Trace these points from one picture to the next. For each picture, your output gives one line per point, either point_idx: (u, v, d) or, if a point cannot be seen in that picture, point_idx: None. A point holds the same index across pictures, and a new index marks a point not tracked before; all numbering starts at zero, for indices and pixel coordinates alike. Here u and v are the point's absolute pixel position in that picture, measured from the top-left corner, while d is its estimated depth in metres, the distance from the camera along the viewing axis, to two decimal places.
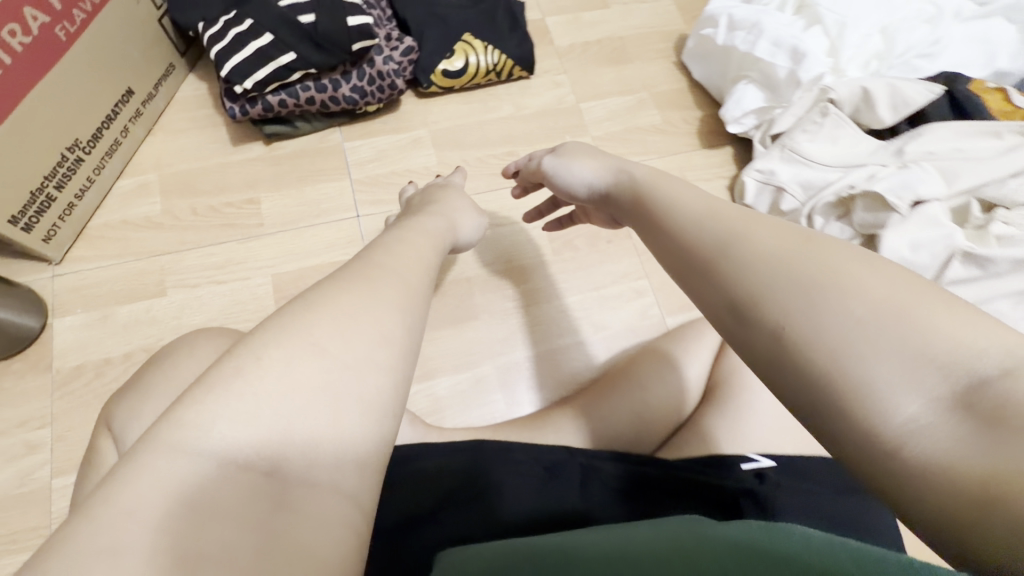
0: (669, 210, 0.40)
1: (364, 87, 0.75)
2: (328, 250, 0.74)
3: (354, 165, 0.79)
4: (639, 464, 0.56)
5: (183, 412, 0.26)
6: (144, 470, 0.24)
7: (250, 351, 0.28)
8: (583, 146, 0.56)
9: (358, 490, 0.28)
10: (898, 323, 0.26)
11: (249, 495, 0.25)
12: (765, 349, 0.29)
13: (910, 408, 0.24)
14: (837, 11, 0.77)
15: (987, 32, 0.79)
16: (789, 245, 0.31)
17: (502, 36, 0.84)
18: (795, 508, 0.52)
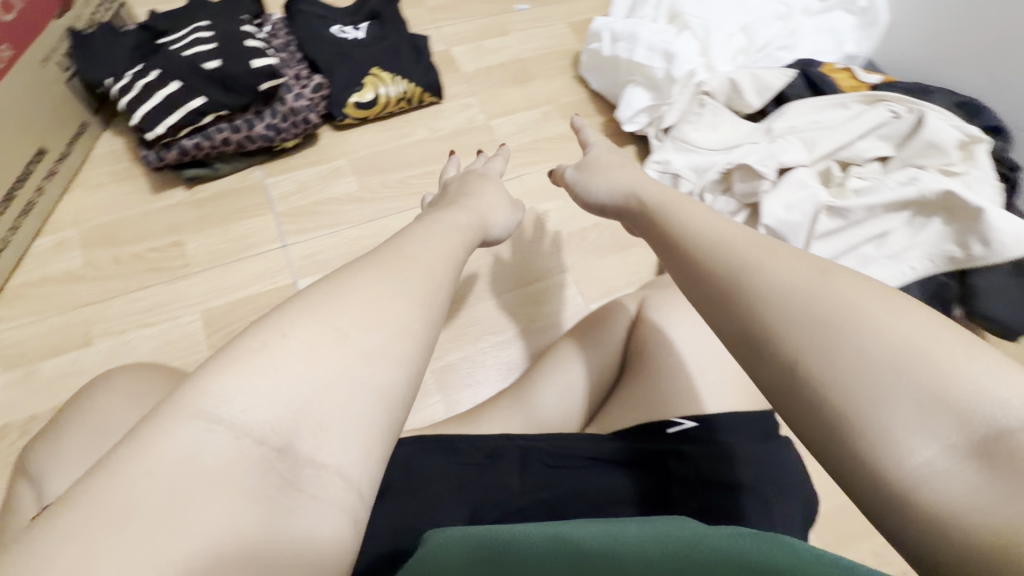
0: (683, 230, 0.41)
1: (278, 124, 0.79)
2: (257, 281, 0.76)
3: (277, 199, 0.82)
4: (576, 439, 0.58)
5: (206, 381, 0.28)
6: (171, 429, 0.26)
7: (277, 327, 0.29)
8: (622, 161, 0.61)
9: (362, 480, 0.29)
10: (912, 363, 0.26)
11: (257, 470, 0.26)
12: (777, 380, 0.29)
13: (925, 454, 0.25)
14: (701, 16, 0.88)
15: (833, 23, 0.91)
16: (805, 276, 0.31)
17: (408, 67, 0.90)
18: (721, 459, 0.54)
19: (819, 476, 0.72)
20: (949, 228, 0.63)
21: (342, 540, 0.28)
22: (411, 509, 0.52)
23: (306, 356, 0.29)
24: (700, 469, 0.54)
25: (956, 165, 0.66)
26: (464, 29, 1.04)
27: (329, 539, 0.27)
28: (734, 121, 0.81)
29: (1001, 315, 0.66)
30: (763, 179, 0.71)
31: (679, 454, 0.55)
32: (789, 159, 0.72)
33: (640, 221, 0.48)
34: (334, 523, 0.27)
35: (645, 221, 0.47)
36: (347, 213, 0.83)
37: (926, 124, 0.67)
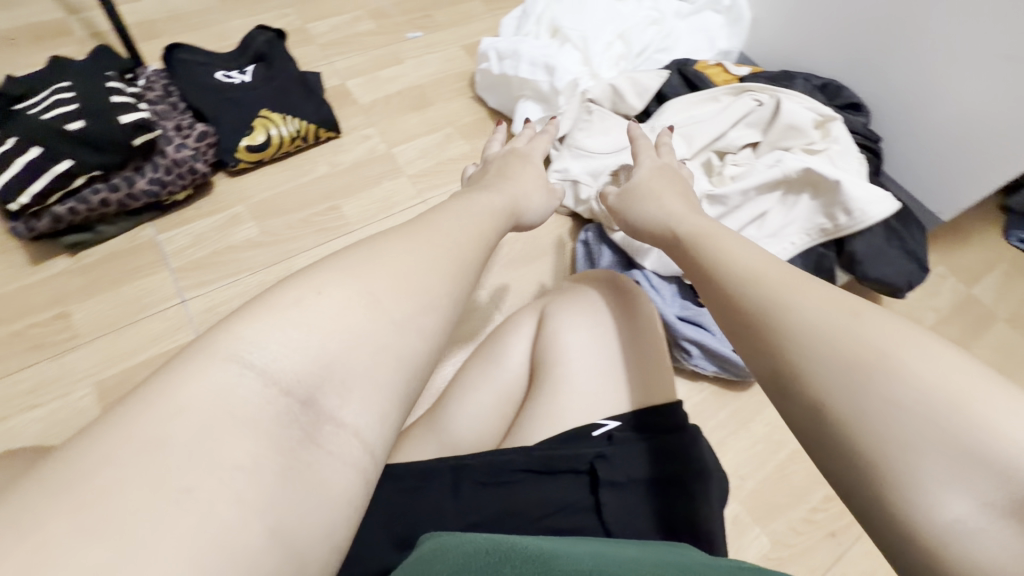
0: (713, 262, 0.43)
1: (162, 177, 0.77)
2: (155, 343, 0.72)
3: (172, 255, 0.79)
4: (501, 452, 0.58)
5: (238, 326, 0.32)
6: (201, 369, 0.29)
7: (308, 284, 0.33)
8: (669, 183, 0.60)
9: (376, 440, 0.32)
10: (941, 414, 0.28)
11: (284, 419, 0.30)
12: (808, 424, 0.32)
13: (957, 506, 0.27)
14: (578, 29, 0.92)
15: (703, 23, 0.97)
16: (838, 318, 0.33)
17: (298, 105, 0.90)
18: (636, 460, 0.58)
19: (744, 453, 0.75)
20: (817, 202, 0.68)
21: (354, 491, 0.30)
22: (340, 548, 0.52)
23: (336, 314, 0.32)
24: (624, 469, 0.57)
25: (817, 143, 0.72)
26: (357, 62, 1.05)
27: (343, 491, 0.30)
28: (620, 122, 0.84)
29: (887, 276, 0.74)
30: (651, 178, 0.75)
31: (603, 457, 0.57)
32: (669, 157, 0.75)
33: (671, 250, 0.50)
34: (346, 483, 0.30)
35: (676, 247, 0.49)
36: (250, 260, 0.80)
37: (784, 109, 0.72)
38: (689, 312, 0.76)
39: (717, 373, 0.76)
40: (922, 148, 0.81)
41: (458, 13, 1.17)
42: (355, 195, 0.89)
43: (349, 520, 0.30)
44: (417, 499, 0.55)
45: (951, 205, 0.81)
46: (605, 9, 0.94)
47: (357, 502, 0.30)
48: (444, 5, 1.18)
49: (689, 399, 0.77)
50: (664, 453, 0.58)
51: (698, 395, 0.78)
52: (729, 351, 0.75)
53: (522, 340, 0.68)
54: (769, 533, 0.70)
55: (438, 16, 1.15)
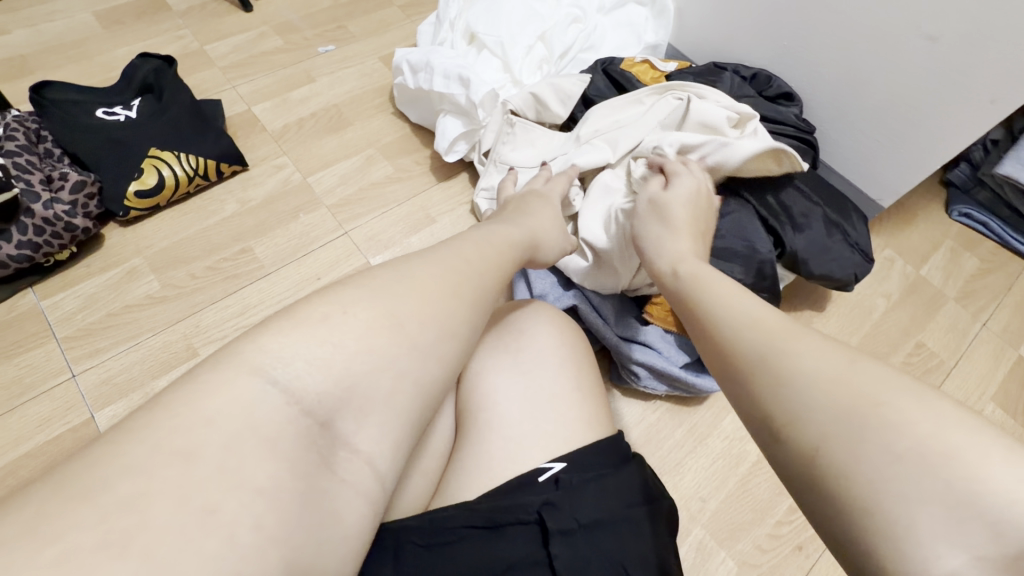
0: (717, 305, 0.41)
1: (34, 239, 0.69)
2: (42, 427, 0.64)
3: (58, 322, 0.70)
4: (440, 509, 0.51)
5: (269, 339, 0.34)
6: (234, 382, 0.32)
7: (339, 302, 0.37)
8: (687, 212, 0.56)
9: (384, 466, 0.35)
10: (934, 466, 0.26)
11: (307, 440, 0.32)
12: (801, 474, 0.30)
13: (951, 560, 0.24)
14: (494, 33, 0.85)
15: (628, 17, 0.92)
16: (834, 361, 0.32)
17: (194, 140, 0.81)
18: (589, 504, 0.51)
19: (705, 472, 0.71)
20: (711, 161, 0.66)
21: (364, 518, 0.34)
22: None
23: (359, 334, 0.36)
24: (577, 513, 0.51)
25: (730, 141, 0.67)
26: (264, 84, 0.96)
27: (355, 517, 0.33)
28: (545, 134, 0.79)
29: (836, 271, 0.70)
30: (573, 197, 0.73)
31: (551, 505, 0.51)
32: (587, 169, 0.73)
33: (670, 288, 0.48)
34: (358, 511, 0.33)
35: (678, 293, 0.47)
36: (149, 318, 0.72)
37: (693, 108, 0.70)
38: (633, 332, 0.72)
39: (669, 392, 0.72)
40: (855, 138, 0.78)
41: (374, 22, 1.09)
42: (268, 235, 0.81)
43: (363, 538, 0.33)
44: None
45: (888, 191, 0.79)
46: (522, 9, 0.87)
47: (365, 526, 0.34)
48: (358, 14, 1.10)
49: (644, 420, 0.73)
50: (615, 492, 0.53)
51: (652, 415, 0.74)
52: (679, 370, 0.70)
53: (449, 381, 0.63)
54: (735, 555, 0.66)
55: (352, 26, 1.07)
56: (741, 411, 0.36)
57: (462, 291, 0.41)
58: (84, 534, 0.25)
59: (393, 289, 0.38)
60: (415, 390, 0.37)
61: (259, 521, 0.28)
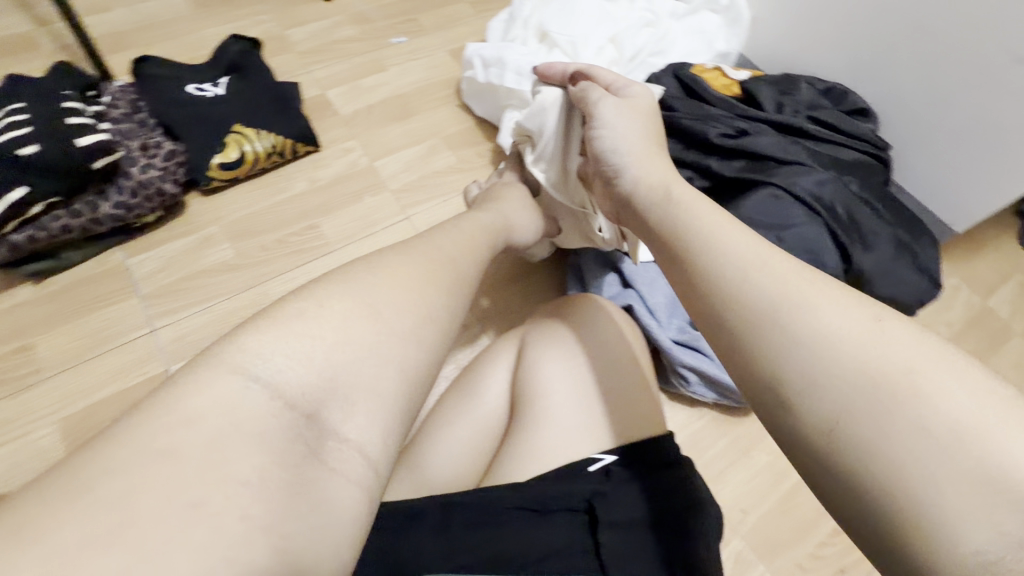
0: (707, 249, 0.38)
1: (129, 201, 0.73)
2: (122, 376, 0.69)
3: (141, 280, 0.75)
4: (485, 489, 0.53)
5: (247, 339, 0.34)
6: (212, 381, 0.31)
7: (312, 298, 0.37)
8: (648, 127, 0.53)
9: (375, 453, 0.34)
10: (963, 443, 0.27)
11: (293, 434, 0.32)
12: (820, 453, 0.30)
13: (977, 538, 0.25)
14: (567, 32, 0.87)
15: (700, 24, 0.92)
16: (860, 331, 0.31)
17: (273, 119, 0.85)
18: (640, 496, 0.53)
19: (747, 483, 0.70)
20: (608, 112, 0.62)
21: (359, 507, 0.33)
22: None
23: (335, 327, 0.36)
24: (624, 507, 0.52)
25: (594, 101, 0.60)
26: (338, 70, 1.00)
27: (349, 505, 0.32)
28: None
29: (893, 292, 0.68)
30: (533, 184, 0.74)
31: (602, 495, 0.52)
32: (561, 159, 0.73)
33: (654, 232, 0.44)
34: (351, 496, 0.32)
35: (659, 240, 0.43)
36: (222, 284, 0.76)
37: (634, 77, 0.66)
38: (687, 336, 0.71)
39: (716, 401, 0.72)
40: (934, 160, 0.76)
41: (444, 16, 1.12)
42: (337, 215, 0.84)
43: (358, 525, 0.32)
44: (409, 533, 0.51)
45: (963, 217, 0.76)
46: (594, 11, 0.89)
47: (362, 511, 0.33)
48: (429, 8, 1.13)
49: (688, 426, 0.73)
50: (666, 492, 0.52)
51: (697, 422, 0.73)
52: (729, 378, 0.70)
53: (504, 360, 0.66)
54: (773, 571, 0.66)
55: (423, 19, 1.11)
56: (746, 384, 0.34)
57: (436, 280, 0.43)
58: (72, 533, 0.24)
59: (367, 283, 0.39)
60: (395, 375, 0.36)
61: (248, 512, 0.28)
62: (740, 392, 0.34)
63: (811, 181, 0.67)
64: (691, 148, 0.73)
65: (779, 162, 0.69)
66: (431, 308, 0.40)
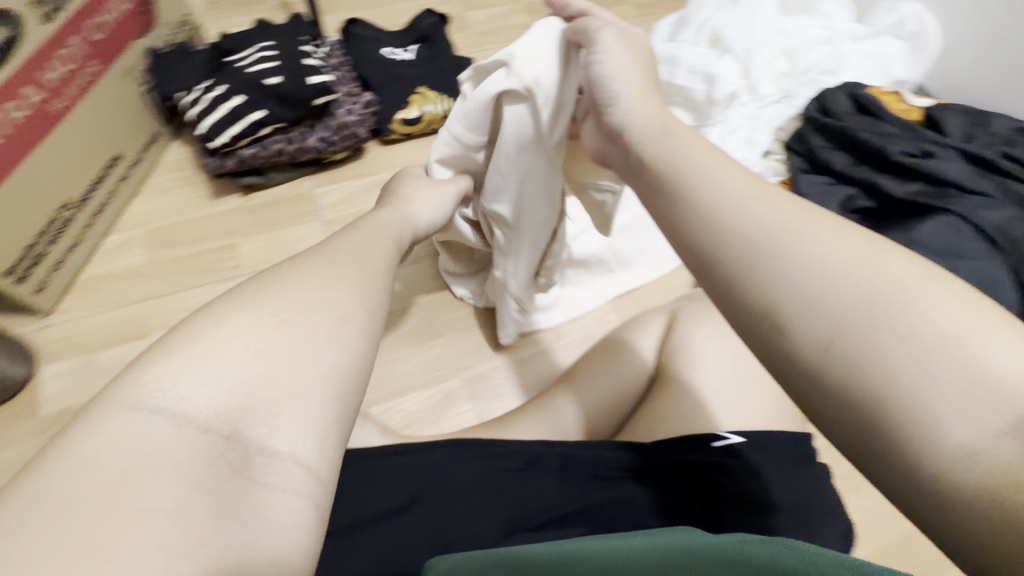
0: (698, 184, 0.39)
1: (330, 137, 0.82)
2: None
3: (325, 208, 0.85)
4: (606, 447, 0.58)
5: (141, 375, 0.30)
6: (110, 420, 0.27)
7: (209, 320, 0.32)
8: (647, 62, 0.50)
9: (315, 461, 0.31)
10: (953, 349, 0.29)
11: (208, 456, 0.28)
12: (809, 369, 0.32)
13: (962, 433, 0.28)
14: (742, 40, 0.89)
15: (880, 47, 0.90)
16: (853, 249, 0.34)
17: (452, 86, 0.94)
18: (765, 479, 0.54)
19: (867, 512, 0.69)
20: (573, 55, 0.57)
21: (306, 517, 0.29)
22: (442, 517, 0.54)
23: (231, 352, 0.31)
24: (744, 488, 0.54)
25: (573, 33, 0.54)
26: None
27: (288, 520, 0.28)
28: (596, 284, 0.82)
29: None
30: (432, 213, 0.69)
31: (728, 472, 0.55)
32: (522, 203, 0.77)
33: (644, 177, 0.44)
34: (293, 505, 0.29)
35: (647, 177, 0.43)
36: None
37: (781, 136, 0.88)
38: None
39: None
40: None
41: None
42: None
43: (313, 527, 0.30)
44: (530, 474, 0.57)
45: None
46: (772, 22, 0.91)
47: (308, 520, 0.29)
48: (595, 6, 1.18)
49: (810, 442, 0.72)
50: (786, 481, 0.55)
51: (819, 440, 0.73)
52: None
53: (649, 336, 0.70)
54: None
55: None
56: (731, 312, 0.35)
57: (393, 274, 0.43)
58: None
59: (270, 295, 0.34)
60: (327, 383, 0.32)
61: (166, 537, 0.24)
62: (729, 324, 0.36)
63: (998, 215, 0.65)
64: (862, 164, 0.76)
65: (962, 190, 0.68)
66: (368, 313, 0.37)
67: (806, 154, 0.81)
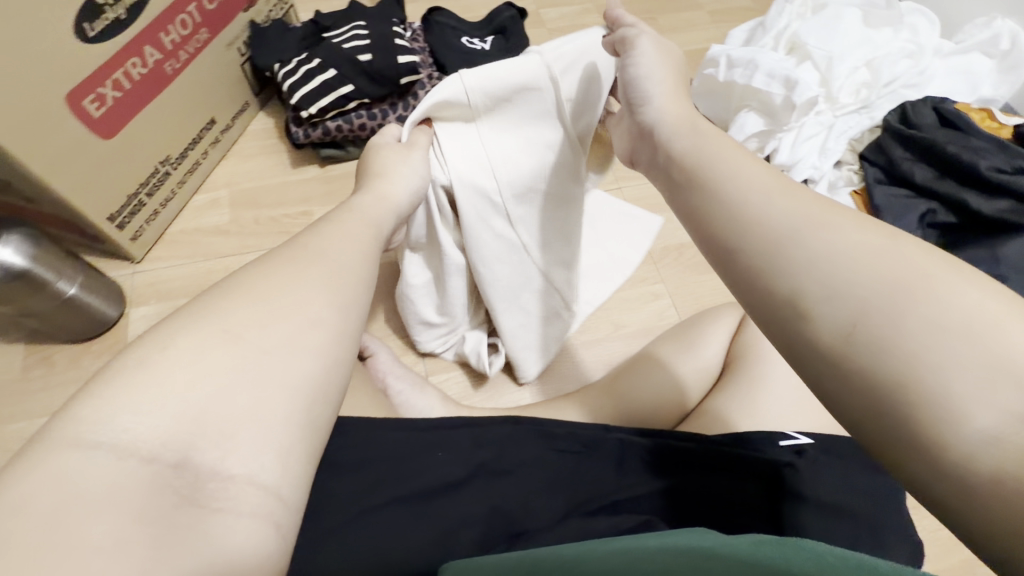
0: (721, 177, 0.39)
1: (408, 116, 0.85)
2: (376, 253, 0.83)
3: None
4: (673, 438, 0.58)
5: (81, 407, 0.27)
6: (51, 458, 0.25)
7: (153, 341, 0.30)
8: (678, 67, 0.52)
9: (277, 481, 0.29)
10: (979, 336, 0.28)
11: (154, 489, 0.26)
12: (825, 357, 0.32)
13: (983, 419, 0.27)
14: (824, 48, 0.88)
15: (969, 65, 0.88)
16: (877, 241, 0.33)
17: None
18: (830, 482, 0.54)
19: (925, 531, 0.67)
20: None
21: (268, 539, 0.28)
22: (502, 490, 0.54)
23: (177, 377, 0.29)
24: (816, 489, 0.54)
25: None
26: None
27: (245, 544, 0.27)
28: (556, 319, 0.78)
29: None
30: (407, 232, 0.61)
31: (794, 468, 0.54)
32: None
33: (668, 172, 0.44)
34: (248, 527, 0.27)
35: (675, 170, 0.43)
36: None
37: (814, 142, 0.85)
38: None
39: None
40: None
41: (681, 20, 1.18)
42: None
43: (270, 548, 0.28)
44: (585, 461, 0.57)
45: None
46: (857, 33, 0.89)
47: (269, 539, 0.28)
48: (670, 10, 1.19)
49: None
50: (860, 490, 0.54)
51: None
52: None
53: (719, 335, 0.72)
54: None
55: (662, 20, 1.17)
56: (751, 304, 0.35)
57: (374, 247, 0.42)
58: None
59: (242, 298, 0.33)
60: (291, 394, 0.30)
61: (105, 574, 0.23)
62: (752, 316, 0.36)
63: None
64: (946, 177, 0.75)
65: None
66: (343, 314, 0.35)
67: (885, 165, 0.80)
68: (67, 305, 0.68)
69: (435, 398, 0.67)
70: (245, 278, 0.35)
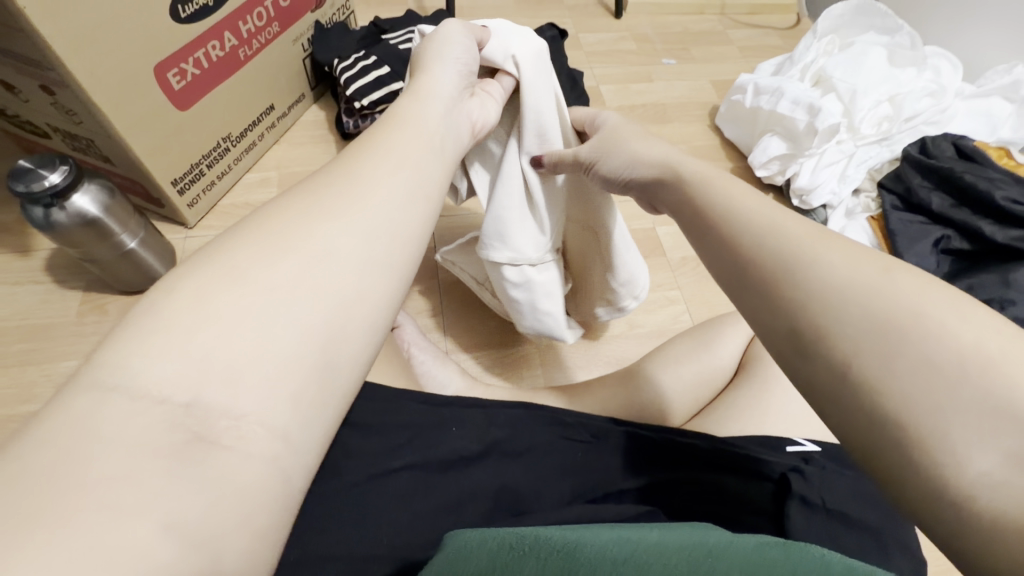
0: (734, 203, 0.36)
1: None
2: None
3: None
4: (677, 435, 0.55)
5: (104, 354, 0.24)
6: (74, 403, 0.22)
7: (166, 281, 0.26)
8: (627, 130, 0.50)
9: (288, 421, 0.24)
10: (977, 369, 0.25)
11: (164, 426, 0.22)
12: (831, 388, 0.28)
13: (984, 460, 0.23)
14: (848, 81, 0.92)
15: (988, 107, 0.92)
16: (869, 270, 0.30)
17: (563, 92, 1.02)
18: (844, 490, 0.50)
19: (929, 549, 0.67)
20: None
21: (274, 484, 0.23)
22: (513, 470, 0.51)
23: (198, 305, 0.25)
24: (824, 493, 0.49)
25: None
26: (613, 72, 1.16)
27: (257, 484, 0.23)
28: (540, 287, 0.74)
29: None
30: (466, 138, 0.46)
31: (799, 473, 0.51)
32: (459, 223, 0.90)
33: (675, 212, 0.41)
34: (258, 466, 0.23)
35: (681, 203, 0.41)
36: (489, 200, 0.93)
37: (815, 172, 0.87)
38: None
39: None
40: None
41: (713, 53, 1.24)
42: None
43: (279, 499, 0.24)
44: (592, 454, 0.54)
45: None
46: (880, 71, 0.94)
47: (276, 482, 0.24)
48: (703, 43, 1.26)
49: None
50: (890, 511, 0.49)
51: None
52: None
53: (735, 339, 0.74)
54: None
55: (694, 51, 1.24)
56: (766, 340, 0.32)
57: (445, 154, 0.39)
58: None
59: (283, 225, 0.29)
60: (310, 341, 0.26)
61: (118, 499, 0.20)
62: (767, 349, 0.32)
63: None
64: (962, 206, 0.78)
65: None
66: (370, 253, 0.30)
67: (903, 193, 0.83)
68: (125, 257, 0.73)
69: (454, 374, 0.70)
70: (291, 200, 0.31)
